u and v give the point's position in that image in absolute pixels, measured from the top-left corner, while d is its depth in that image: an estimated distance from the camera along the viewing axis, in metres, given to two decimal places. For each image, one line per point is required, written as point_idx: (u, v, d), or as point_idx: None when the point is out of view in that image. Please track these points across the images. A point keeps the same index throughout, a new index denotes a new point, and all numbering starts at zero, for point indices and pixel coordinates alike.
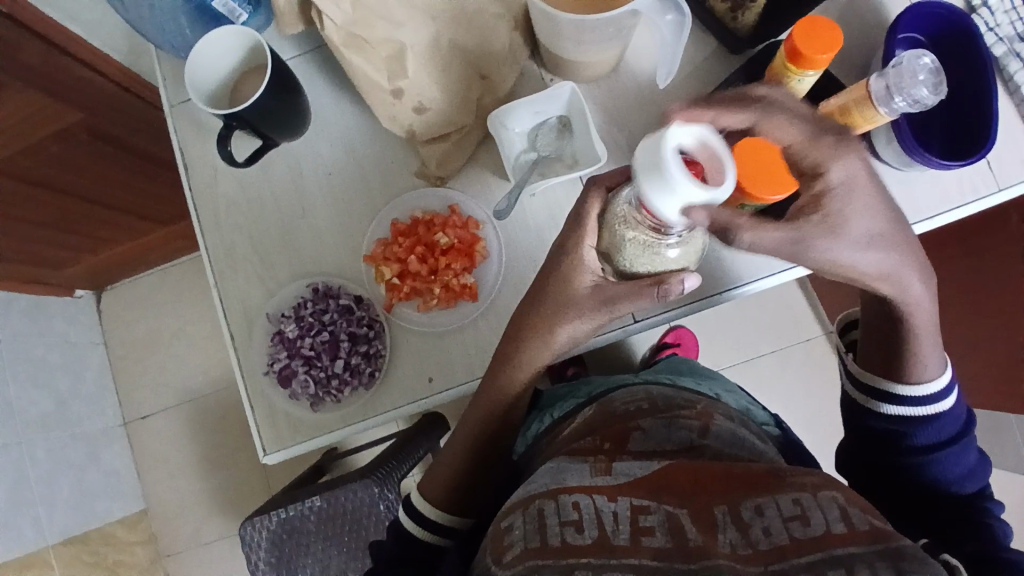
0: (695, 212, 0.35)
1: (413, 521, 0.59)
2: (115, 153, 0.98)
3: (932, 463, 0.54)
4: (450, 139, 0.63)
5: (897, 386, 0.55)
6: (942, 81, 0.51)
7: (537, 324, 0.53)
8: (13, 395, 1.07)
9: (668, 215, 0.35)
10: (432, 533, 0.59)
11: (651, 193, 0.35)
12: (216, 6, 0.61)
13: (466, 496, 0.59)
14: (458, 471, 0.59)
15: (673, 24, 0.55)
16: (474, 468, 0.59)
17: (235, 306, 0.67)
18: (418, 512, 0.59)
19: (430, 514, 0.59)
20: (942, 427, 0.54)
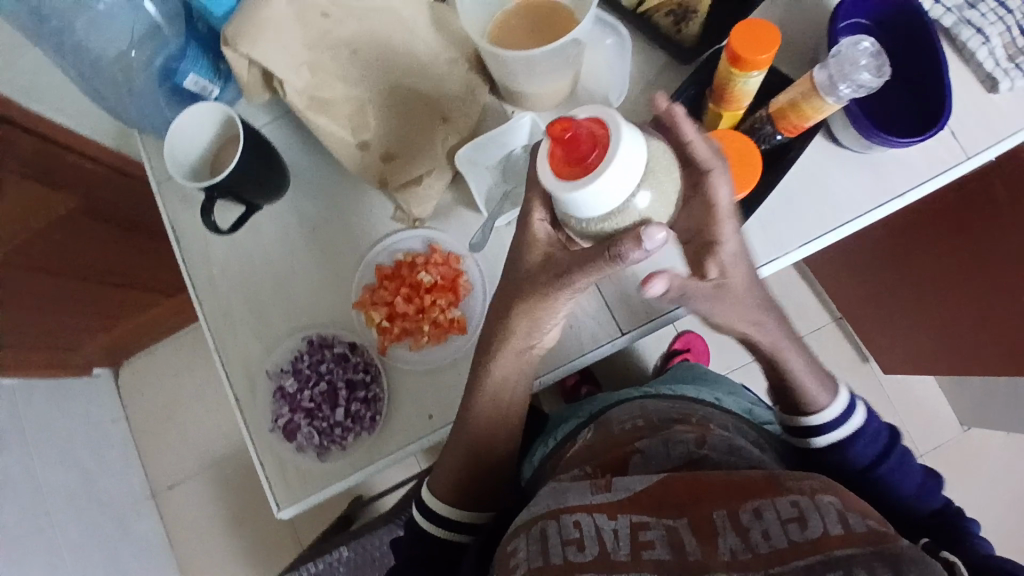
0: (611, 190, 0.41)
1: (427, 519, 0.61)
2: (114, 232, 1.02)
3: (882, 484, 0.55)
4: (423, 182, 0.64)
5: (808, 422, 0.57)
6: (882, 63, 0.55)
7: (515, 298, 0.55)
8: (42, 477, 1.10)
9: (599, 203, 0.41)
10: (449, 530, 0.60)
11: (574, 204, 0.42)
12: (188, 86, 0.64)
13: (477, 495, 0.61)
14: (461, 474, 0.61)
15: (613, 44, 0.66)
16: (476, 482, 0.61)
17: (237, 368, 0.68)
18: (432, 511, 0.61)
19: (445, 512, 0.61)
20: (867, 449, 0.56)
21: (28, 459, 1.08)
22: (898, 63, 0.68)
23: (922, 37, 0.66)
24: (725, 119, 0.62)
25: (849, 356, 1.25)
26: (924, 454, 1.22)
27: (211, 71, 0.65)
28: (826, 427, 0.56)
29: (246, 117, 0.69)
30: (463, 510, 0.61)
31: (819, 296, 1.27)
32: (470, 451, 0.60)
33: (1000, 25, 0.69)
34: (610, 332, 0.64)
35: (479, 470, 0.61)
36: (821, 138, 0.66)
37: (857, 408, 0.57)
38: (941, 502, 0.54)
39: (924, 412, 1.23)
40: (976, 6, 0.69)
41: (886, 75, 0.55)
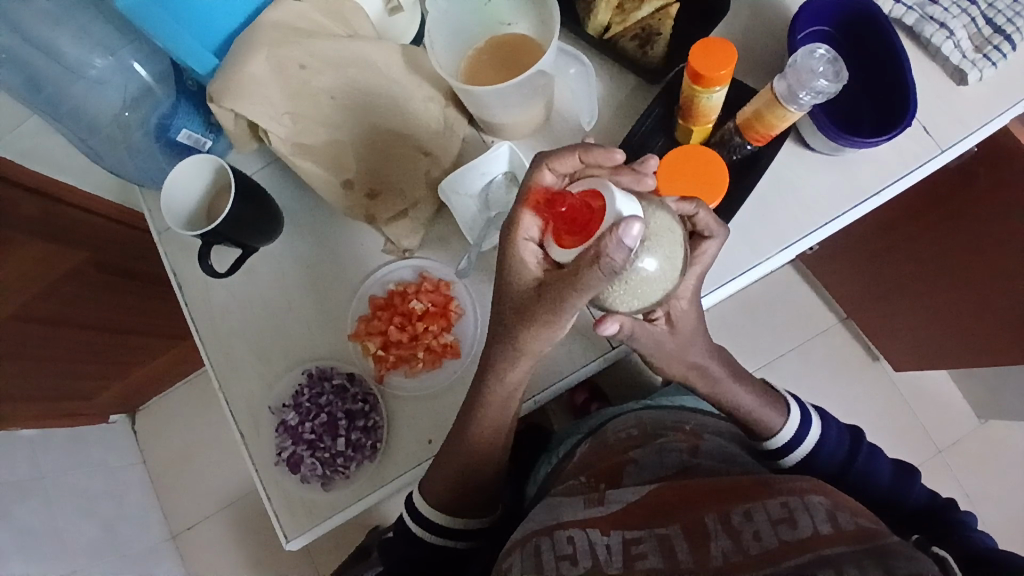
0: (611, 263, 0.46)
1: (419, 525, 0.63)
2: (123, 282, 1.05)
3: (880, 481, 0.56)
4: (409, 215, 0.68)
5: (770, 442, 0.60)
6: (837, 70, 0.57)
7: (512, 319, 0.53)
8: (63, 527, 1.12)
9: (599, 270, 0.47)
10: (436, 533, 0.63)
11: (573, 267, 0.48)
12: (181, 139, 0.69)
13: (469, 503, 0.62)
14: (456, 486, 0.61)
15: (578, 73, 0.69)
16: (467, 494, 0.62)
17: (242, 405, 0.71)
18: (422, 515, 0.63)
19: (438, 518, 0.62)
20: (832, 454, 0.59)
21: (49, 509, 1.10)
22: (860, 66, 0.70)
23: (881, 39, 0.68)
24: (695, 134, 0.64)
25: (856, 354, 1.25)
26: (942, 449, 1.20)
27: (203, 125, 0.70)
28: (787, 441, 0.60)
29: (238, 166, 0.73)
30: (451, 517, 0.62)
31: (820, 296, 1.27)
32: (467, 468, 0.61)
33: (964, 17, 0.70)
34: (598, 347, 0.64)
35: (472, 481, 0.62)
36: (791, 144, 0.68)
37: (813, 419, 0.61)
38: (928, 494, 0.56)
39: (938, 406, 1.22)
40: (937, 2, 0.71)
41: (844, 78, 0.58)
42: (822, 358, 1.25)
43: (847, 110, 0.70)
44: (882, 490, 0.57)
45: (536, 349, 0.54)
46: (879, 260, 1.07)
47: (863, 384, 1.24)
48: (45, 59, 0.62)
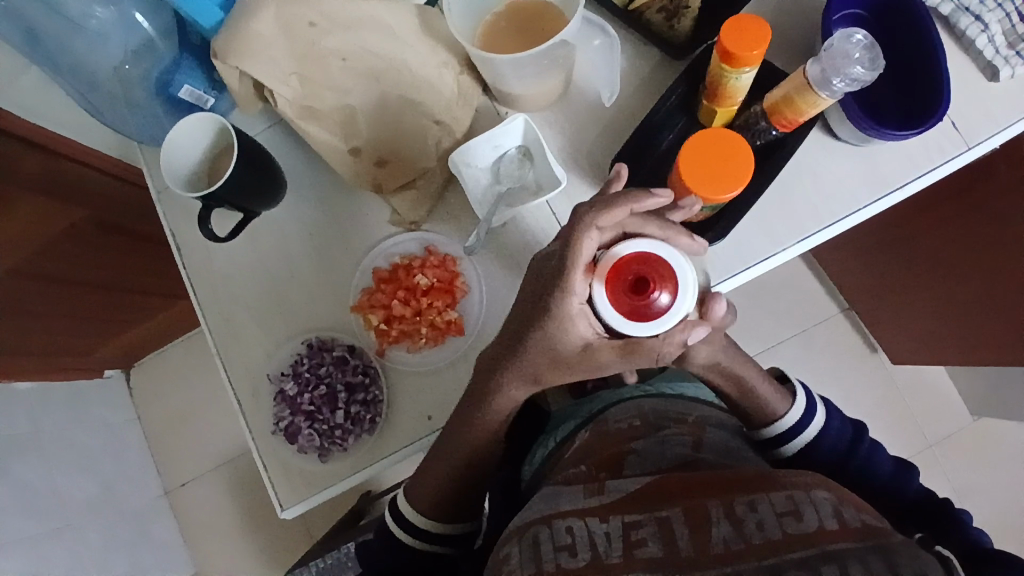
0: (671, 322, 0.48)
1: (402, 529, 0.64)
2: (120, 241, 1.03)
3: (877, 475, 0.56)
4: (417, 185, 0.66)
5: (778, 427, 0.59)
6: (874, 55, 0.55)
7: (535, 353, 0.55)
8: (61, 482, 1.12)
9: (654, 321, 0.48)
10: (421, 538, 0.64)
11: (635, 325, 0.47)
12: (183, 96, 0.65)
13: (455, 510, 0.64)
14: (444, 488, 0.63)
15: (602, 45, 0.63)
16: (457, 489, 0.64)
17: (240, 372, 0.69)
18: (408, 521, 0.64)
19: (423, 524, 0.64)
20: (831, 443, 0.58)
21: (46, 466, 1.10)
22: (893, 54, 0.67)
23: (916, 28, 0.65)
24: (718, 115, 0.61)
25: (855, 346, 1.24)
26: (932, 443, 1.21)
27: (206, 82, 0.66)
28: (791, 426, 0.59)
29: (242, 127, 0.70)
30: (432, 521, 0.64)
31: (824, 286, 1.26)
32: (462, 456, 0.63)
33: (999, 12, 0.67)
34: None
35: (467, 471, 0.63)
36: (817, 132, 0.66)
37: (816, 406, 0.60)
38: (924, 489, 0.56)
39: (934, 402, 1.22)
40: None
41: (879, 67, 0.55)
42: (823, 348, 1.24)
43: (877, 100, 0.67)
44: (879, 480, 0.56)
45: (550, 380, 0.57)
46: (888, 253, 1.06)
47: (860, 375, 1.23)
48: (48, 14, 0.61)
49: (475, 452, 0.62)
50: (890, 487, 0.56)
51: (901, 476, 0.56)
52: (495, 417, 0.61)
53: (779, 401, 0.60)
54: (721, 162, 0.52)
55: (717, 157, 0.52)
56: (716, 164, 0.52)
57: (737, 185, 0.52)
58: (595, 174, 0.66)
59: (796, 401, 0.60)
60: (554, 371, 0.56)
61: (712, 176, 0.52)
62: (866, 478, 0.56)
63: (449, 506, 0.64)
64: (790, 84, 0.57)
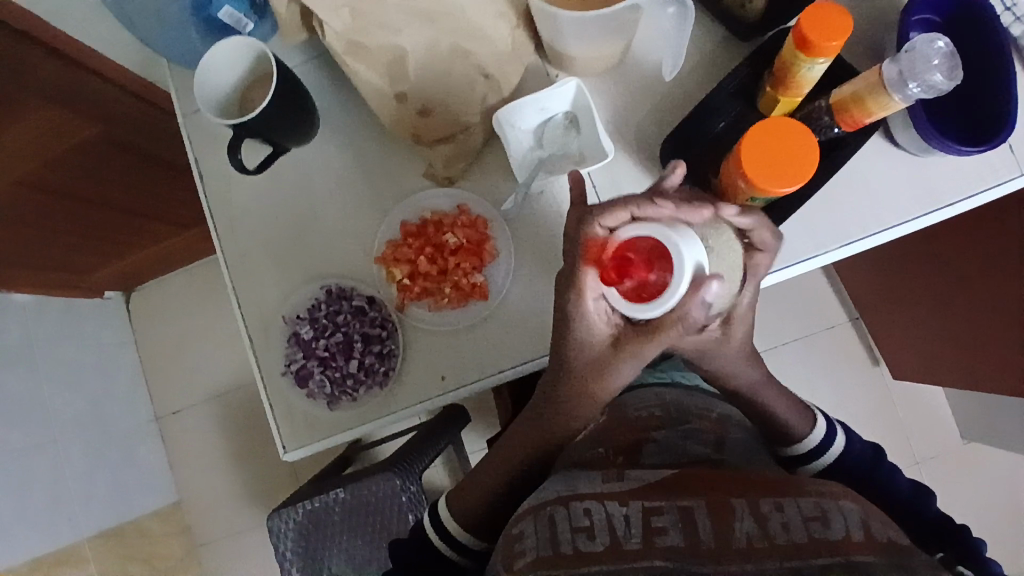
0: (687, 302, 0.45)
1: (436, 534, 0.61)
2: (132, 163, 1.00)
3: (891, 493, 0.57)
4: (456, 139, 0.63)
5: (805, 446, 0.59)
6: (954, 65, 0.51)
7: (585, 368, 0.54)
8: (47, 395, 1.13)
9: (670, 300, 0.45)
10: (458, 551, 0.60)
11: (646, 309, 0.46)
12: (222, 16, 0.62)
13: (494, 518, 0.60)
14: (490, 498, 0.60)
15: (677, 14, 0.56)
16: (511, 499, 0.60)
17: (253, 310, 0.68)
18: (443, 527, 0.61)
19: (456, 531, 0.60)
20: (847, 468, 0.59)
21: (34, 379, 1.10)
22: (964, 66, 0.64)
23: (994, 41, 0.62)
24: (780, 105, 0.59)
25: (860, 356, 1.24)
26: (920, 461, 1.22)
27: (246, 5, 0.63)
28: (817, 445, 0.59)
29: (279, 57, 0.67)
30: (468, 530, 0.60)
31: (838, 293, 1.25)
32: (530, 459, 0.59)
33: None
34: None
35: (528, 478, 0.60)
36: (876, 137, 0.63)
37: (837, 431, 0.60)
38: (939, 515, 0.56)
39: (928, 422, 1.23)
40: None
41: (957, 79, 0.52)
42: (827, 354, 1.24)
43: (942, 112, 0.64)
44: (893, 504, 0.56)
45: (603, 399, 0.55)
46: (908, 269, 1.04)
47: (860, 386, 1.24)
48: None
49: (526, 457, 0.59)
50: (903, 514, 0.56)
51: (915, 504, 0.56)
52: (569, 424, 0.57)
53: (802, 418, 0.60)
54: (781, 154, 0.51)
55: (775, 150, 0.51)
56: (774, 157, 0.51)
57: (797, 181, 0.51)
58: (642, 152, 0.63)
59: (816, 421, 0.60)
60: (599, 387, 0.54)
61: (770, 170, 0.51)
62: (883, 501, 0.57)
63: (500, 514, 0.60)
64: (863, 79, 0.54)
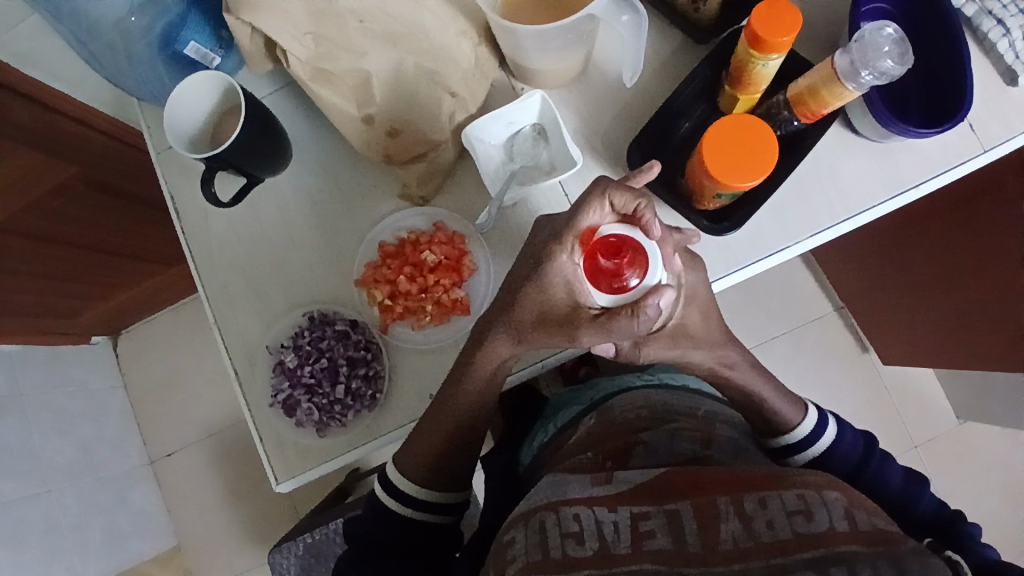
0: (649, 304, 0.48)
1: (387, 491, 0.63)
2: (110, 204, 1.00)
3: (875, 484, 0.56)
4: (428, 158, 0.64)
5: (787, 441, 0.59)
6: (902, 52, 0.53)
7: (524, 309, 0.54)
8: (38, 445, 1.11)
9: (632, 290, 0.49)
10: (403, 504, 0.62)
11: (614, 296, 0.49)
12: (189, 53, 0.64)
13: (431, 475, 0.62)
14: (428, 458, 0.62)
15: (630, 24, 0.57)
16: (443, 461, 0.62)
17: (237, 342, 0.68)
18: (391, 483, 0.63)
19: (400, 483, 0.62)
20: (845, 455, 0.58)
21: (22, 429, 1.08)
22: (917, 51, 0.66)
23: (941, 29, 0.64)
24: (739, 103, 0.60)
25: (850, 346, 1.25)
26: (917, 445, 1.23)
27: (212, 39, 0.65)
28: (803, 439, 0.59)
29: (249, 88, 0.68)
30: (408, 483, 0.62)
31: (822, 284, 1.26)
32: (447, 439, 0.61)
33: None
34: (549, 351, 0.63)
35: (452, 449, 0.62)
36: (837, 126, 0.65)
37: (829, 418, 0.60)
38: (936, 505, 0.55)
39: (920, 403, 1.23)
40: None
41: (908, 63, 0.54)
42: (816, 346, 1.25)
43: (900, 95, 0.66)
44: (887, 496, 0.56)
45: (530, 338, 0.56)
46: (886, 254, 1.06)
47: (853, 376, 1.24)
48: None
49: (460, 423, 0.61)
50: (904, 500, 0.55)
51: (914, 488, 0.56)
52: (477, 390, 0.60)
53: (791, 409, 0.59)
54: (742, 150, 0.52)
55: (728, 154, 0.52)
56: (726, 163, 0.52)
57: (759, 174, 0.52)
58: (611, 158, 0.64)
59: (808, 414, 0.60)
60: (537, 332, 0.55)
61: (717, 181, 0.53)
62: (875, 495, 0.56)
63: (434, 476, 0.63)
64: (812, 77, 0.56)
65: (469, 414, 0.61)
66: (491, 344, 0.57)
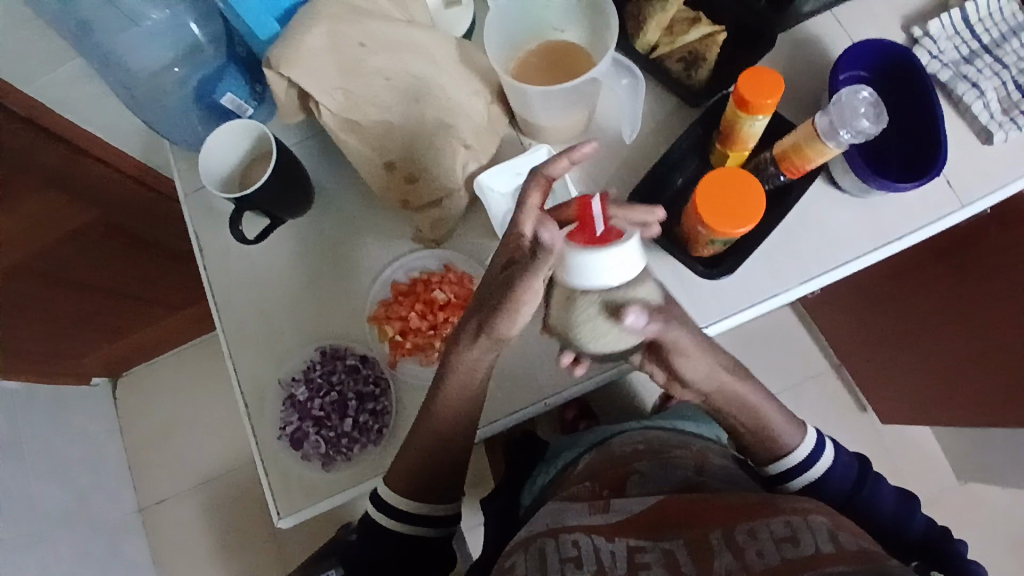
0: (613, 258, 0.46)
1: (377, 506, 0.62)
2: (130, 246, 1.04)
3: (869, 509, 0.58)
4: (442, 205, 0.68)
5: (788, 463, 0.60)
6: (878, 113, 0.59)
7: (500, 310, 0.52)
8: (34, 487, 1.09)
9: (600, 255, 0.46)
10: (388, 517, 0.62)
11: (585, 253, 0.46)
12: (225, 103, 0.69)
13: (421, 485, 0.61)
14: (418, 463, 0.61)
15: (629, 85, 0.68)
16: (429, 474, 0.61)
17: (249, 376, 0.70)
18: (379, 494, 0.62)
19: (387, 495, 0.61)
20: (838, 484, 0.59)
21: (21, 469, 1.08)
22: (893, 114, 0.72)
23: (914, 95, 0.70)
24: (730, 159, 0.65)
25: (847, 401, 1.27)
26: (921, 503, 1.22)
27: (247, 92, 0.70)
28: (800, 461, 0.60)
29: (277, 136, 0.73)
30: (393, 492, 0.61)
31: (816, 338, 1.29)
32: (429, 454, 0.61)
33: (996, 79, 0.71)
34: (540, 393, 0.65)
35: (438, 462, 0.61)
36: (821, 181, 0.70)
37: (825, 445, 0.61)
38: (924, 525, 0.58)
39: (921, 459, 1.24)
40: (972, 62, 0.72)
41: (883, 123, 0.60)
42: (814, 401, 1.27)
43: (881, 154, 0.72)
44: (882, 521, 0.58)
45: (502, 334, 0.54)
46: (878, 309, 1.09)
47: (853, 431, 1.25)
48: (105, 6, 0.63)
49: (442, 439, 0.61)
50: (896, 526, 0.57)
51: (905, 513, 0.58)
52: (458, 408, 0.60)
53: (790, 432, 0.60)
54: (733, 198, 0.56)
55: (716, 200, 0.56)
56: (714, 209, 0.56)
57: (748, 222, 0.56)
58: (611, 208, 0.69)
59: (806, 438, 0.60)
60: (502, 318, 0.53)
61: (709, 225, 0.57)
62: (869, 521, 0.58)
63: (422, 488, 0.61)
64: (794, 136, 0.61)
65: (455, 426, 0.61)
66: (463, 347, 0.57)
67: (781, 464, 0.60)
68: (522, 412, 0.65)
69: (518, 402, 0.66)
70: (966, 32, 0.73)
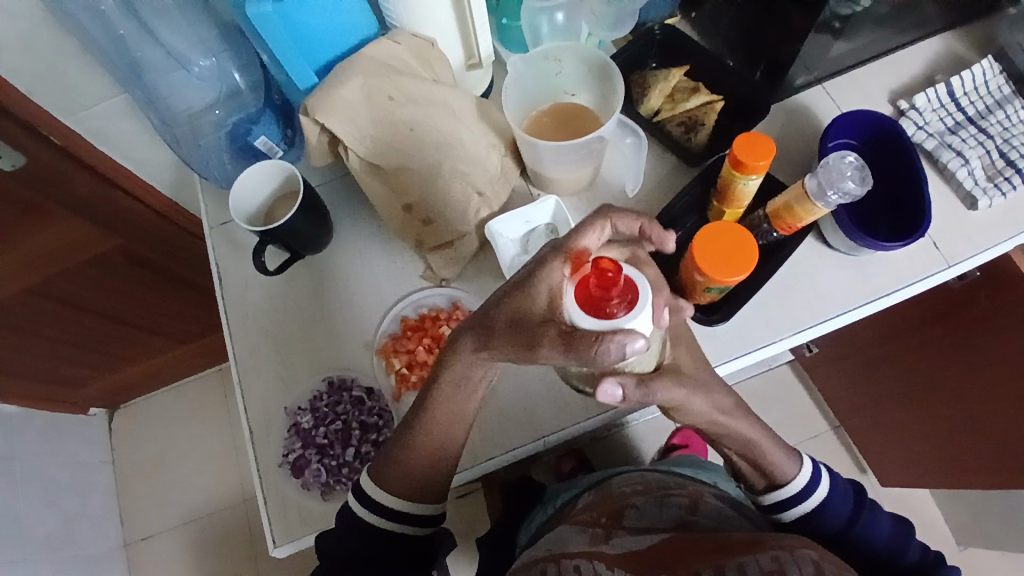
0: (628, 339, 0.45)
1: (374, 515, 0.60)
2: (147, 276, 1.08)
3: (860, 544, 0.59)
4: (454, 246, 0.73)
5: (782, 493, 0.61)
6: (863, 175, 0.64)
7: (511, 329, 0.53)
8: (22, 512, 1.09)
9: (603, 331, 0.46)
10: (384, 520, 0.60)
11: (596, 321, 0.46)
12: (259, 144, 0.75)
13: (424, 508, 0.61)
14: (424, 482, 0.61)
15: (633, 144, 0.75)
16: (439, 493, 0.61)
17: (257, 404, 0.72)
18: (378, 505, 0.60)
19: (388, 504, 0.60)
20: (834, 513, 0.60)
21: (10, 493, 1.07)
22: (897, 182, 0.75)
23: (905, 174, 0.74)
24: (727, 215, 0.70)
25: (846, 462, 1.26)
26: None
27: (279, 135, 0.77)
28: (796, 492, 0.60)
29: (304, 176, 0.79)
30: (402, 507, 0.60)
31: (814, 398, 1.30)
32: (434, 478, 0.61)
33: (980, 148, 0.77)
34: (540, 429, 0.67)
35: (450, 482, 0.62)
36: (813, 239, 0.74)
37: (820, 475, 0.61)
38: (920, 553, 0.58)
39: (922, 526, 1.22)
40: (956, 133, 0.78)
41: (867, 184, 0.65)
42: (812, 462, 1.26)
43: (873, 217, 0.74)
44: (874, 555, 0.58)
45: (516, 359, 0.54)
46: (874, 369, 1.11)
47: None
48: (151, 44, 0.67)
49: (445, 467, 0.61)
50: (891, 554, 0.58)
51: (900, 539, 0.59)
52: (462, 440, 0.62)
53: (785, 461, 0.61)
54: (728, 250, 0.60)
55: (714, 252, 0.60)
56: (711, 260, 0.60)
57: (742, 271, 0.60)
58: None
59: (802, 468, 0.61)
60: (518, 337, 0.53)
61: (706, 274, 0.60)
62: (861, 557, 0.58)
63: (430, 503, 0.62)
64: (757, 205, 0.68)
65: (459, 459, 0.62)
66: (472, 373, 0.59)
67: (776, 494, 0.61)
68: (521, 449, 0.67)
69: (518, 437, 0.67)
70: (950, 106, 0.79)
